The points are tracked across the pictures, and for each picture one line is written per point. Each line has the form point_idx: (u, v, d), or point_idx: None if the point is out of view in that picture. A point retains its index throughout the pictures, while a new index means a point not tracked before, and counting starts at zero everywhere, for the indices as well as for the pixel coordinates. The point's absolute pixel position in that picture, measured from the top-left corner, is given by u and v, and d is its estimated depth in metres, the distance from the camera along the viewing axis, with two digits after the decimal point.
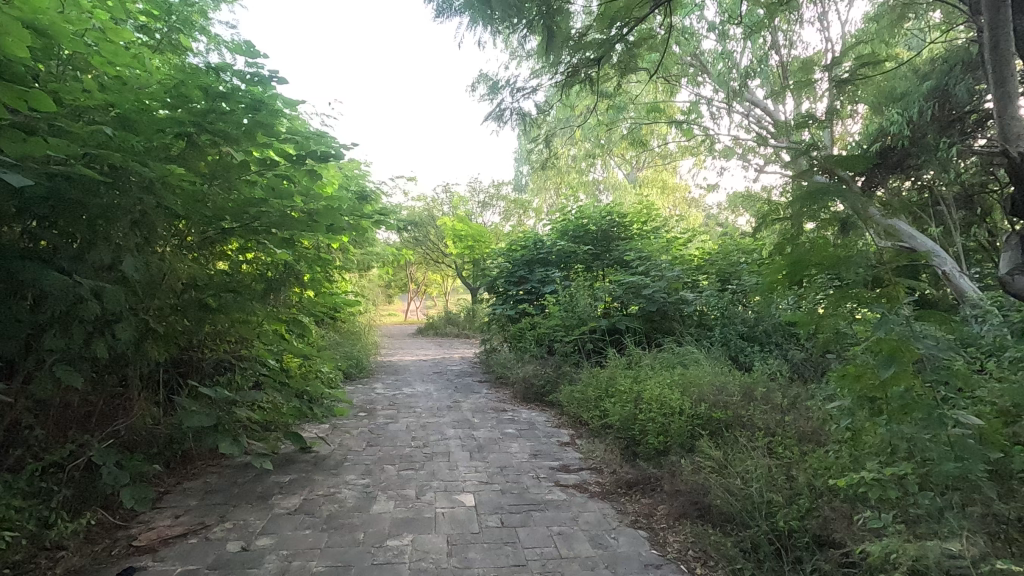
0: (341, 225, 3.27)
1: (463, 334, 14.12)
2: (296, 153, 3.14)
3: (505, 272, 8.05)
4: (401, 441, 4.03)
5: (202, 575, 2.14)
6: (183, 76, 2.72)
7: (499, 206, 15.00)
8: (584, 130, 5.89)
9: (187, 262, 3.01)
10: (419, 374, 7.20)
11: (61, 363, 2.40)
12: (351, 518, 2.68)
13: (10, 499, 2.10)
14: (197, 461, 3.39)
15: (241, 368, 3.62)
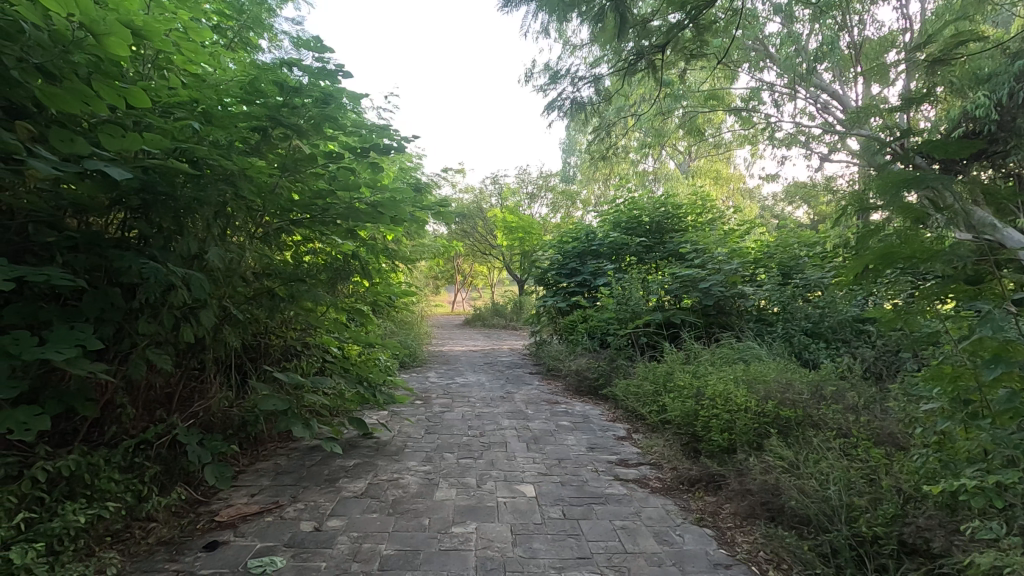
0: (404, 217, 3.33)
1: (511, 325, 14.24)
2: (359, 146, 3.19)
3: (555, 265, 8.03)
4: (458, 429, 4.09)
5: (280, 552, 2.24)
6: (256, 72, 2.81)
7: (547, 197, 14.95)
8: (638, 119, 5.77)
9: (259, 251, 3.13)
10: (470, 364, 7.29)
11: (151, 347, 2.55)
12: (415, 504, 2.74)
13: (110, 472, 2.25)
14: (267, 443, 3.53)
15: (307, 355, 3.75)
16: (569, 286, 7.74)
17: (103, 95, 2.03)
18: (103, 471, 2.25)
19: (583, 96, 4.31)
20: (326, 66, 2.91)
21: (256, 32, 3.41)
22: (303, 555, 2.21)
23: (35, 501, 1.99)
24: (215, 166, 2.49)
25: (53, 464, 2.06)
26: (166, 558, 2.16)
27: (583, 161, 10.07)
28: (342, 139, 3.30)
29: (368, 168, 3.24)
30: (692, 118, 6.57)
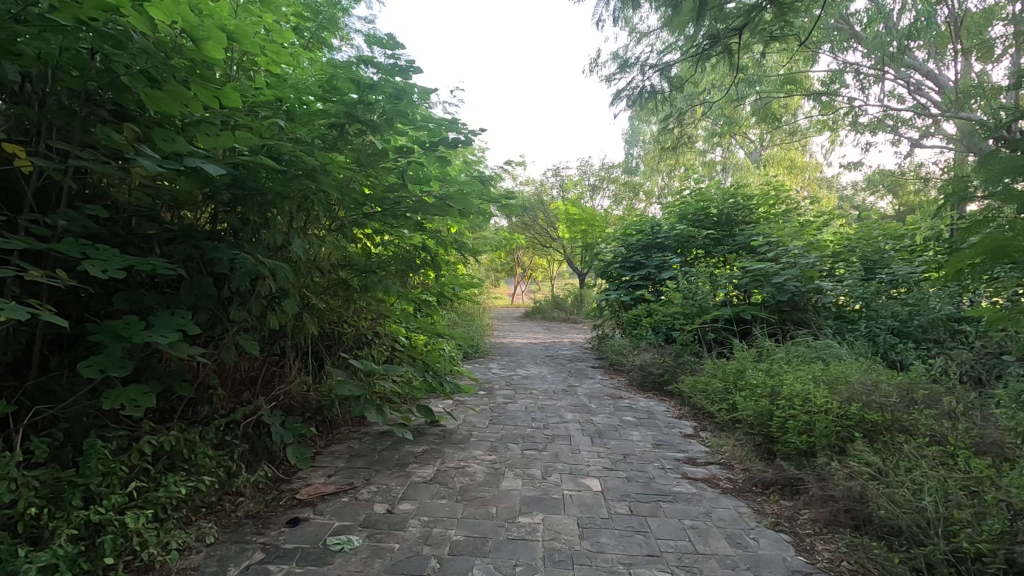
0: (471, 210, 3.37)
1: (571, 318, 14.16)
2: (429, 140, 3.25)
3: (619, 258, 7.91)
4: (522, 421, 4.12)
5: (356, 531, 2.34)
6: (333, 71, 2.91)
7: (609, 189, 14.69)
8: (708, 107, 5.55)
9: (335, 243, 3.26)
10: (532, 357, 7.31)
11: (240, 333, 2.72)
12: (482, 492, 2.78)
13: (205, 449, 2.42)
14: (341, 427, 3.70)
15: (377, 343, 3.89)
16: (633, 279, 7.60)
17: (200, 97, 2.18)
18: (199, 448, 2.42)
19: (651, 85, 4.21)
20: (398, 62, 2.98)
21: (330, 32, 3.52)
22: (377, 536, 2.30)
23: (141, 472, 2.17)
24: (297, 161, 2.61)
25: (157, 439, 2.24)
26: (253, 531, 2.30)
27: (648, 151, 9.82)
28: (412, 133, 3.36)
29: (437, 162, 3.29)
30: (767, 104, 6.25)
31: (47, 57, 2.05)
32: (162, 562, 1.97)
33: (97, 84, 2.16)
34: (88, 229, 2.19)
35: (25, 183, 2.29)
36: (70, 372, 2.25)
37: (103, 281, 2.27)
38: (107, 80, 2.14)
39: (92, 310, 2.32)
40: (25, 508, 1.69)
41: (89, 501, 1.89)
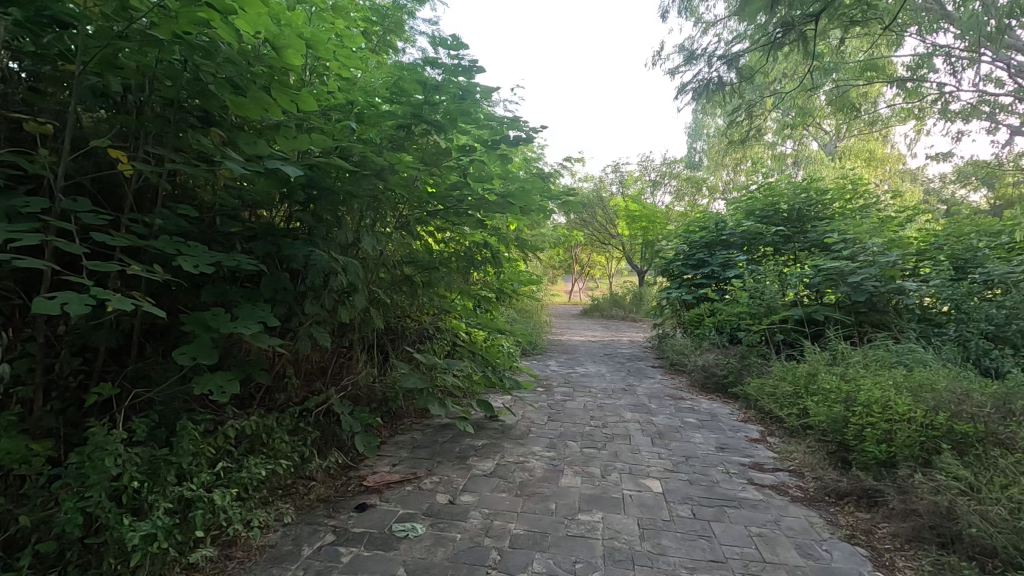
0: (532, 207, 3.39)
1: (630, 317, 13.92)
2: (491, 139, 3.28)
3: (681, 255, 7.71)
4: (580, 419, 4.10)
5: (420, 519, 2.42)
6: (400, 73, 3.00)
7: (671, 184, 14.32)
8: (778, 98, 5.29)
9: (400, 240, 3.37)
10: (590, 355, 7.25)
11: (313, 325, 2.87)
12: (541, 488, 2.80)
13: (281, 434, 2.57)
14: (404, 419, 3.82)
15: (439, 338, 3.98)
16: (695, 277, 7.38)
17: (279, 101, 2.31)
18: (276, 433, 2.57)
19: (718, 77, 4.07)
20: (461, 62, 3.03)
21: (396, 35, 3.61)
22: (440, 525, 2.37)
23: (226, 454, 2.33)
24: (367, 162, 2.71)
25: (239, 424, 2.39)
26: (325, 513, 2.43)
27: (712, 145, 9.49)
28: (474, 132, 3.42)
29: (498, 160, 3.33)
30: (845, 93, 5.88)
31: (145, 68, 2.23)
32: (244, 537, 2.12)
33: (188, 92, 2.32)
34: (180, 227, 2.37)
35: (126, 184, 2.50)
36: (164, 359, 2.45)
37: (193, 275, 2.45)
38: (196, 89, 2.30)
39: (182, 302, 2.51)
40: (129, 481, 1.86)
41: (182, 478, 2.05)
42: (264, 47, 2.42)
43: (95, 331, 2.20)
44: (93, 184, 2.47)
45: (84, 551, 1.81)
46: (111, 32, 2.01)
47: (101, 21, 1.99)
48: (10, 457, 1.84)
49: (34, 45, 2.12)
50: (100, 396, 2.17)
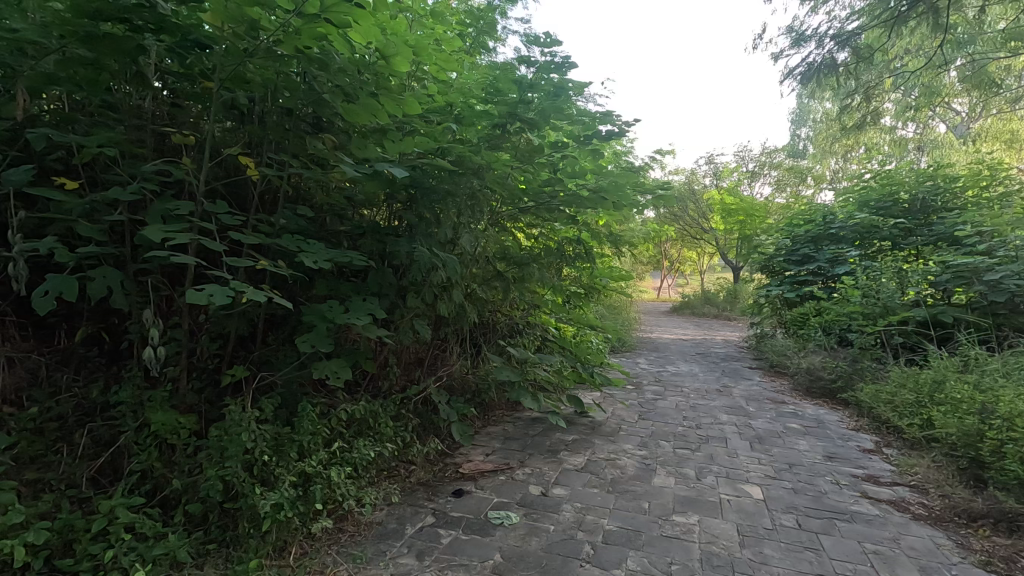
0: (625, 201, 3.36)
1: (723, 315, 13.30)
2: (583, 134, 3.28)
3: (783, 251, 7.25)
4: (673, 419, 4.00)
5: (514, 509, 2.49)
6: (495, 73, 3.07)
7: (772, 175, 13.47)
8: (900, 77, 4.80)
9: (494, 236, 3.46)
10: (681, 354, 7.02)
11: (415, 318, 3.03)
12: (633, 486, 2.77)
13: (386, 419, 2.75)
14: (496, 410, 3.93)
15: (530, 333, 4.05)
16: (799, 274, 6.91)
17: (386, 106, 2.47)
18: (381, 418, 2.75)
19: (830, 58, 4.09)
20: (554, 59, 3.06)
21: (488, 36, 3.67)
22: (533, 515, 2.42)
23: (339, 435, 2.53)
24: (465, 161, 2.82)
25: (350, 408, 2.58)
26: (425, 496, 2.57)
27: (819, 132, 8.82)
28: (566, 128, 3.43)
29: (590, 155, 3.33)
30: (982, 67, 5.20)
31: (270, 82, 2.46)
32: (354, 513, 2.30)
33: (305, 102, 2.53)
34: (299, 226, 2.59)
35: (252, 187, 2.77)
36: (285, 346, 2.69)
37: (309, 270, 2.67)
38: (312, 98, 2.51)
39: (299, 295, 2.74)
40: (259, 455, 2.07)
41: (303, 455, 2.25)
42: (372, 56, 2.57)
43: (228, 318, 2.46)
44: (225, 189, 2.76)
45: (222, 514, 2.04)
46: (241, 51, 2.22)
47: (234, 41, 2.21)
48: (164, 428, 2.11)
49: (178, 66, 2.39)
50: (233, 378, 2.43)
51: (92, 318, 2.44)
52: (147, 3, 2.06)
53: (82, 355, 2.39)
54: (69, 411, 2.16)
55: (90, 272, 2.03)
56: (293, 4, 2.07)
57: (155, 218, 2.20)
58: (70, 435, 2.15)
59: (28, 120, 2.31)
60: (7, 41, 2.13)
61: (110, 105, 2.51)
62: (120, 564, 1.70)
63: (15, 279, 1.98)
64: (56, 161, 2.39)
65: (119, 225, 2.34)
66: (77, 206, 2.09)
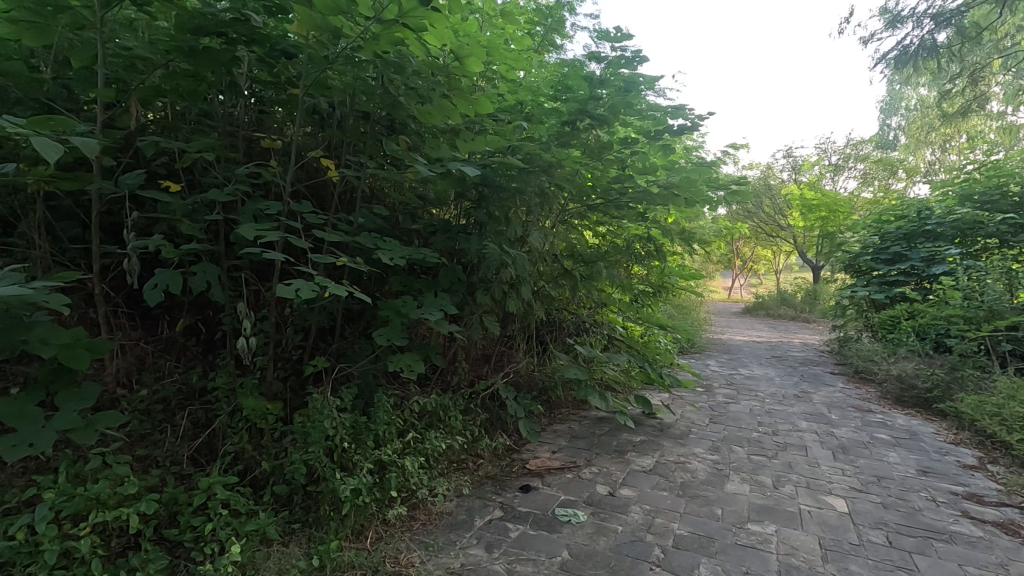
0: (698, 197, 3.26)
1: (801, 317, 12.59)
2: (654, 129, 3.22)
3: (870, 249, 6.77)
4: (746, 424, 3.83)
5: (581, 507, 2.48)
6: (565, 71, 3.06)
7: (857, 168, 12.62)
8: (1011, 58, 4.64)
9: (562, 234, 3.46)
10: (755, 356, 6.71)
11: (483, 315, 3.08)
12: (705, 491, 2.69)
13: (455, 413, 2.81)
14: (561, 408, 3.92)
15: (596, 332, 4.02)
16: (889, 273, 6.40)
17: (459, 106, 2.52)
18: (451, 411, 2.82)
19: (929, 40, 4.26)
20: (625, 53, 3.02)
21: (557, 33, 3.66)
22: (601, 515, 2.40)
23: (411, 426, 2.61)
24: (534, 158, 2.83)
25: (422, 401, 2.67)
26: (493, 490, 2.62)
27: (913, 120, 8.17)
28: (636, 123, 3.38)
29: (661, 150, 3.26)
30: None
31: (350, 87, 2.57)
32: (426, 502, 2.37)
33: (381, 104, 2.63)
34: (376, 225, 2.70)
35: (332, 188, 2.92)
36: (361, 339, 2.81)
37: (385, 266, 2.78)
38: (388, 101, 2.60)
39: (375, 290, 2.85)
40: (339, 441, 2.18)
41: (378, 443, 2.35)
42: (446, 58, 2.64)
43: (311, 312, 2.60)
44: (307, 190, 2.92)
45: (306, 496, 2.16)
46: (323, 58, 2.34)
47: (316, 49, 2.32)
48: (254, 413, 2.26)
49: (267, 74, 2.55)
50: (314, 368, 2.57)
51: (191, 310, 2.65)
52: (242, 17, 2.21)
53: (182, 343, 2.61)
54: (172, 394, 2.37)
55: (193, 267, 2.22)
56: (373, 10, 2.14)
57: (248, 217, 2.37)
58: (172, 417, 2.35)
59: (139, 129, 2.54)
60: (122, 58, 2.36)
61: (207, 113, 2.72)
62: (218, 536, 1.84)
63: (129, 273, 2.19)
64: (161, 167, 2.62)
65: (216, 224, 2.53)
66: (181, 206, 2.28)
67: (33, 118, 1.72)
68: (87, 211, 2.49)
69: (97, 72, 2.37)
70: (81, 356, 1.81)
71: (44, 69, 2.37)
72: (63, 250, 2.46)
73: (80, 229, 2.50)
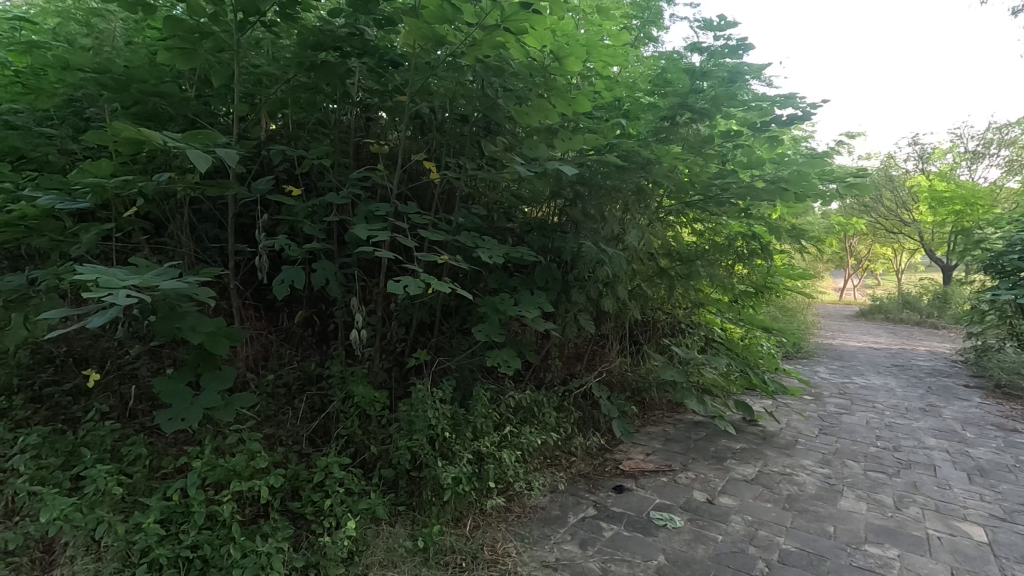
0: (811, 191, 3.04)
1: (928, 322, 11.31)
2: (760, 120, 3.05)
3: (1017, 247, 5.95)
4: (862, 437, 3.53)
5: (678, 512, 2.42)
6: (664, 64, 2.97)
7: (1001, 155, 11.11)
8: None
9: (659, 231, 3.38)
10: (872, 365, 6.13)
11: (578, 313, 3.08)
12: (815, 506, 2.51)
13: (549, 410, 2.85)
14: (655, 411, 3.83)
15: (693, 333, 3.89)
16: None
17: (557, 106, 2.55)
18: (545, 408, 2.85)
19: None
20: (729, 42, 2.89)
21: (655, 25, 3.55)
22: (699, 522, 2.33)
23: (507, 420, 2.68)
24: (633, 155, 2.79)
25: (518, 396, 2.73)
26: (587, 488, 2.63)
27: None
28: (740, 115, 3.21)
29: (768, 143, 3.09)
30: None
31: (452, 93, 2.67)
32: (521, 496, 2.43)
33: (480, 107, 2.71)
34: (474, 224, 2.79)
35: (434, 189, 3.05)
36: (458, 333, 2.93)
37: (483, 264, 2.87)
38: (487, 103, 2.67)
39: (472, 287, 2.95)
40: (441, 431, 2.29)
41: (476, 436, 2.44)
42: (545, 57, 2.67)
43: (414, 307, 2.75)
44: (410, 191, 3.08)
45: (410, 481, 2.29)
46: (428, 66, 2.45)
47: (422, 57, 2.44)
48: (364, 400, 2.42)
49: (375, 84, 2.72)
50: (416, 361, 2.71)
51: (308, 303, 2.90)
52: (357, 31, 2.42)
53: (300, 334, 2.87)
54: (293, 380, 2.61)
55: (313, 265, 2.43)
56: (477, 17, 2.22)
57: (360, 218, 2.55)
58: (293, 400, 2.59)
59: (266, 140, 2.81)
60: (253, 76, 2.61)
61: (323, 122, 2.95)
62: (334, 512, 2.01)
63: (260, 270, 2.43)
64: (284, 173, 2.88)
65: (331, 225, 2.74)
66: (302, 209, 2.49)
67: (186, 132, 1.97)
68: (223, 214, 2.79)
69: (233, 89, 2.65)
70: (221, 342, 2.05)
71: (190, 89, 2.69)
72: (204, 249, 2.78)
73: (218, 230, 2.81)
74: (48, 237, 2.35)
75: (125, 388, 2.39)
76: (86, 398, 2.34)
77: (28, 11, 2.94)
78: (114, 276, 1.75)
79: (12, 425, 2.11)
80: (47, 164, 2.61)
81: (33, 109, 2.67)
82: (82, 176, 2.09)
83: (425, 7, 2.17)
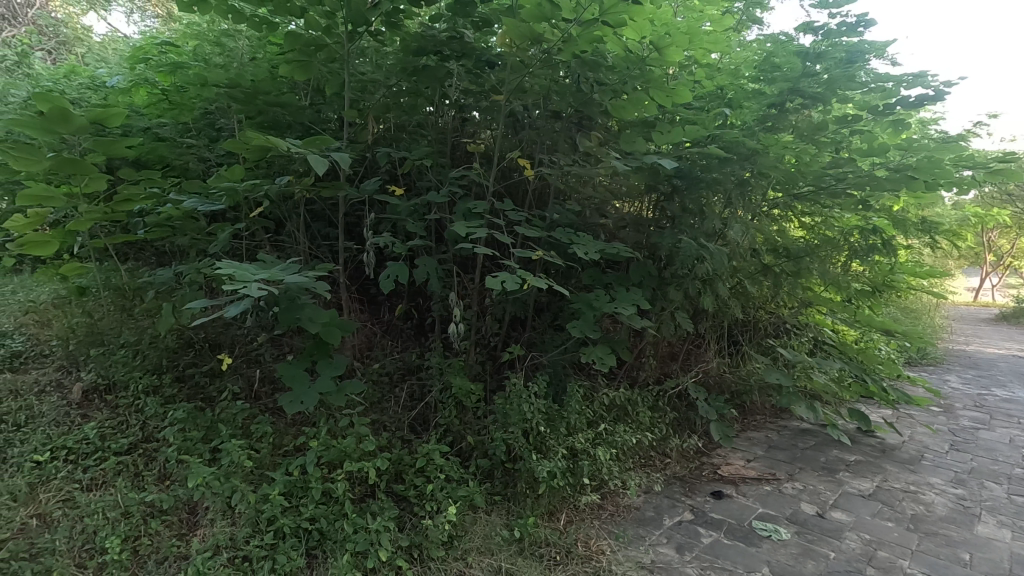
0: (943, 180, 2.73)
1: None
2: (882, 102, 2.78)
3: None
4: (1005, 456, 3.12)
5: (783, 524, 2.28)
6: (771, 47, 2.80)
7: None
8: None
9: (763, 225, 3.19)
10: (1016, 375, 5.38)
11: (675, 311, 2.99)
12: (946, 529, 2.27)
13: (643, 409, 2.79)
14: (757, 415, 3.62)
15: (800, 334, 3.63)
16: None
17: (655, 98, 2.50)
18: (639, 407, 2.80)
19: None
20: (846, 20, 2.67)
21: (759, 7, 3.34)
22: (808, 536, 2.18)
23: (601, 417, 2.66)
24: (737, 147, 2.67)
25: (611, 394, 2.69)
26: (683, 492, 2.55)
27: None
28: (858, 97, 2.95)
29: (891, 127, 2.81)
30: None
31: (546, 89, 2.69)
32: (615, 494, 2.41)
33: (575, 103, 2.70)
34: (568, 220, 2.79)
35: (527, 186, 3.09)
36: (550, 329, 2.95)
37: (575, 260, 2.87)
38: (581, 99, 2.66)
39: (566, 283, 2.96)
40: (536, 424, 2.32)
41: (571, 431, 2.44)
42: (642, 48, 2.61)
43: (508, 302, 2.81)
44: (503, 189, 3.14)
45: (504, 472, 2.35)
46: (524, 65, 2.48)
47: (518, 56, 2.48)
48: (461, 391, 2.51)
49: (472, 85, 2.79)
50: (510, 355, 2.77)
51: (408, 297, 3.05)
52: (457, 34, 2.51)
53: (400, 326, 3.03)
54: (395, 370, 2.76)
55: (416, 260, 2.55)
56: (576, 13, 2.22)
57: (459, 216, 2.64)
58: (395, 389, 2.74)
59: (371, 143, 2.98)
60: (360, 84, 2.78)
61: (422, 125, 3.08)
62: (435, 497, 2.11)
63: (367, 265, 2.59)
64: (386, 174, 3.05)
65: (430, 222, 2.86)
66: (405, 207, 2.62)
67: (305, 138, 2.14)
68: (333, 213, 3.00)
69: (342, 98, 2.85)
70: (333, 331, 2.22)
71: (305, 98, 2.92)
72: (317, 246, 3.01)
73: (328, 228, 3.03)
74: (189, 236, 2.66)
75: (250, 372, 2.65)
76: (220, 379, 2.62)
77: (172, 36, 3.33)
78: (246, 271, 1.95)
79: (163, 400, 2.42)
80: (187, 171, 2.94)
81: (176, 123, 3.01)
82: (218, 181, 2.35)
83: (523, 6, 2.20)
